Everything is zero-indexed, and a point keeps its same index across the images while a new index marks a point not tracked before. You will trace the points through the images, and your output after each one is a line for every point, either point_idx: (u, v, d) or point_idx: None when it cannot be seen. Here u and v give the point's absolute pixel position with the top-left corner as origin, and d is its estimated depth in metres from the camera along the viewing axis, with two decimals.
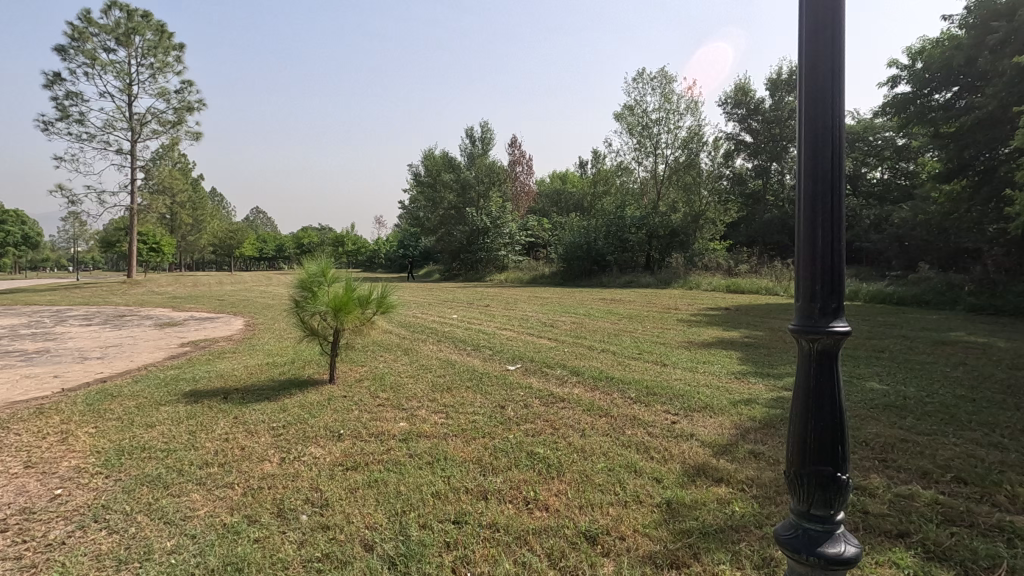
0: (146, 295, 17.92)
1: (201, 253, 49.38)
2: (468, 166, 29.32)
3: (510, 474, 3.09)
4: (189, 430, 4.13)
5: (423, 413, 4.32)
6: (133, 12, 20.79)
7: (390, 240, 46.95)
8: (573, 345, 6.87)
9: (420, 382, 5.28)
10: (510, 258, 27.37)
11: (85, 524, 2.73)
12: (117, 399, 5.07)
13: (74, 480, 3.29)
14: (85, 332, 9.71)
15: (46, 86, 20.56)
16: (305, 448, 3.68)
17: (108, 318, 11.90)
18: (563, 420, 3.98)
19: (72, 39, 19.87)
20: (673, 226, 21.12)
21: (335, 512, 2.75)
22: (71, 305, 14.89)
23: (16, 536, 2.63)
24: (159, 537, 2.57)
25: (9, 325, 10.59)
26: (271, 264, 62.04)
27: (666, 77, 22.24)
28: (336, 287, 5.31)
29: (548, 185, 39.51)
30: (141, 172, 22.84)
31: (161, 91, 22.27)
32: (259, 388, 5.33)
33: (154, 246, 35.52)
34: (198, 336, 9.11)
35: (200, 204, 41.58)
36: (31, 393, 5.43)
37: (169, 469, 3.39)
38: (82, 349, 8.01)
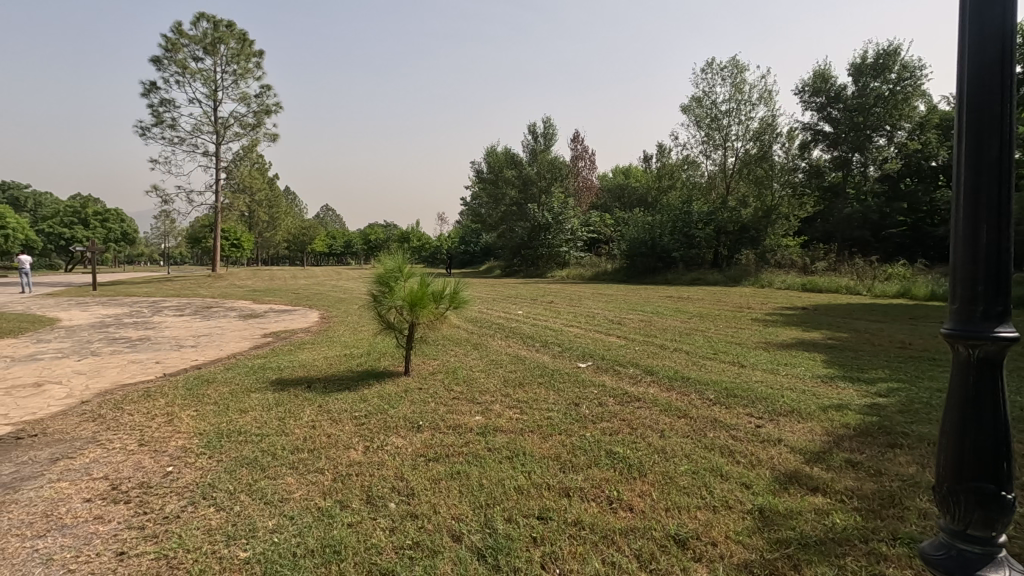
0: (230, 288, 19.13)
1: (276, 248, 52.25)
2: (530, 162, 29.29)
3: (591, 472, 3.07)
4: (279, 417, 4.36)
5: (497, 407, 4.38)
6: (219, 23, 22.16)
7: (452, 236, 47.70)
8: (644, 344, 6.72)
9: (491, 376, 5.33)
10: (573, 255, 27.08)
11: (196, 500, 2.95)
12: (213, 385, 5.44)
13: (182, 458, 3.57)
14: (179, 322, 10.47)
15: (144, 94, 22.28)
16: (388, 437, 3.81)
17: (197, 309, 12.81)
18: (640, 419, 3.91)
19: (166, 50, 21.40)
20: (743, 222, 20.27)
21: (421, 501, 2.83)
22: (167, 296, 16.20)
23: (139, 507, 2.88)
24: (262, 516, 2.74)
25: (115, 315, 11.58)
26: (338, 259, 64.65)
27: (738, 66, 21.36)
28: (411, 283, 5.44)
29: (610, 179, 38.77)
30: (225, 172, 24.36)
31: (243, 96, 23.63)
32: (339, 378, 5.57)
33: (235, 242, 37.94)
34: (278, 327, 9.61)
35: (275, 202, 43.89)
36: (138, 377, 5.93)
37: (264, 453, 3.60)
38: (177, 337, 8.66)
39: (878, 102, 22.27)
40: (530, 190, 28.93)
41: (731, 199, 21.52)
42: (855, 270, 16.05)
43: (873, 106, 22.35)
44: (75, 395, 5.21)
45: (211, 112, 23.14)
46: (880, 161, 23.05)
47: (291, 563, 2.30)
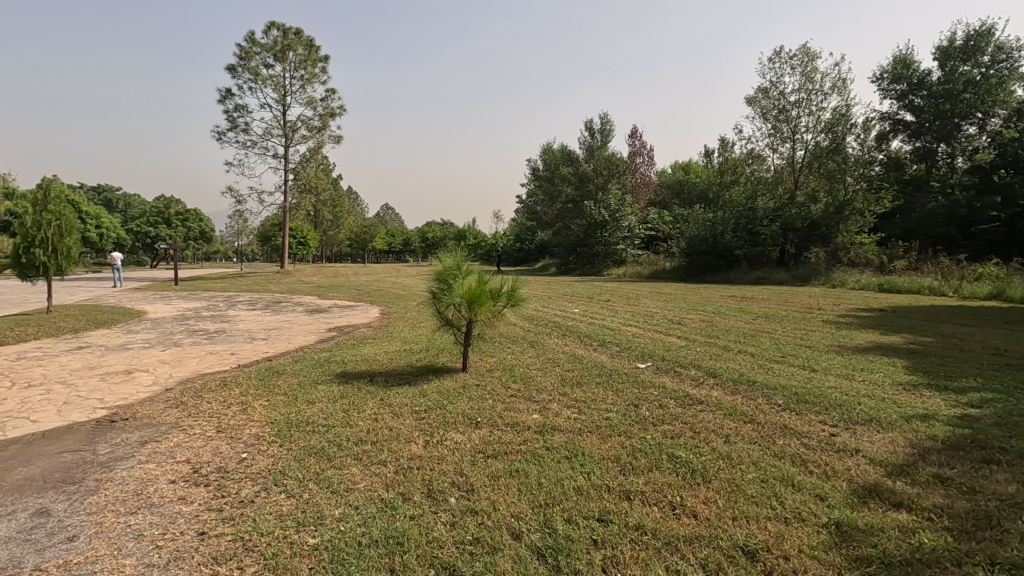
0: (296, 284, 20.06)
1: (339, 245, 54.20)
2: (586, 159, 29.00)
3: (653, 476, 2.99)
4: (344, 409, 4.52)
5: (555, 406, 4.36)
6: (288, 30, 23.22)
7: (507, 234, 47.93)
8: (706, 345, 6.50)
9: (549, 375, 5.32)
10: (630, 253, 26.53)
11: (268, 486, 3.10)
12: (282, 376, 5.71)
13: (256, 446, 3.76)
14: (252, 316, 11.06)
15: (221, 101, 23.68)
16: (447, 433, 3.87)
17: (267, 304, 13.52)
18: (703, 424, 3.78)
19: (240, 59, 22.66)
20: (812, 218, 19.22)
21: (481, 497, 2.85)
22: (240, 291, 17.18)
23: (217, 490, 3.06)
24: (329, 505, 2.84)
25: (195, 309, 12.38)
26: (397, 257, 66.57)
27: (809, 53, 20.29)
28: (469, 280, 5.48)
29: (669, 176, 37.79)
30: (292, 173, 25.52)
31: (309, 100, 24.69)
32: (400, 373, 5.71)
33: (301, 240, 39.75)
34: (341, 322, 9.98)
35: (338, 202, 45.59)
36: (216, 368, 6.31)
37: (330, 443, 3.75)
38: (249, 330, 9.16)
39: (968, 86, 20.64)
40: (587, 187, 28.66)
41: (800, 194, 20.50)
42: (939, 270, 14.87)
43: (961, 92, 20.67)
44: (160, 382, 5.61)
45: (280, 116, 24.32)
46: (969, 152, 21.29)
47: (356, 552, 2.37)
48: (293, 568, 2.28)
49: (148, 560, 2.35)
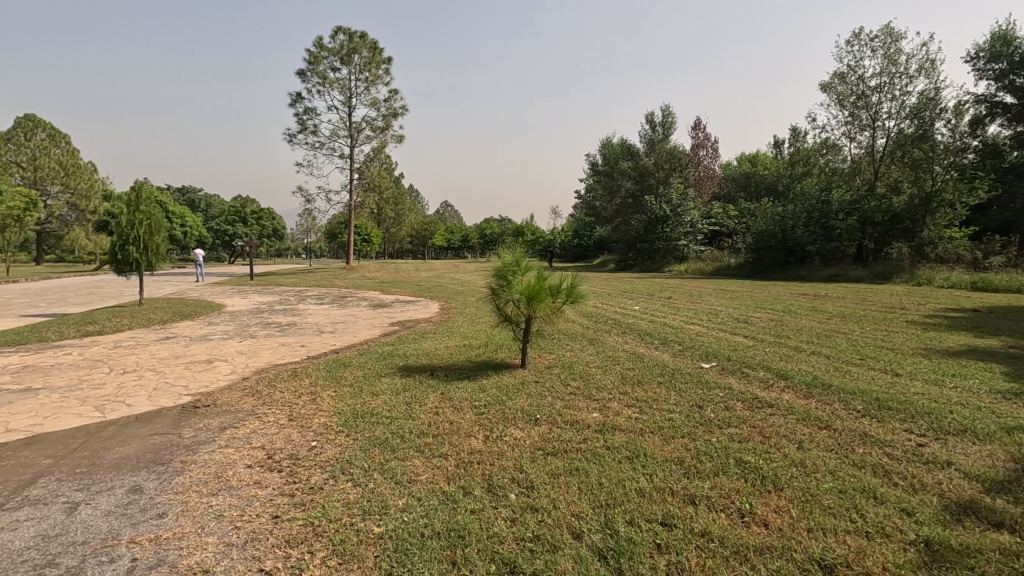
0: (361, 279, 20.82)
1: (401, 242, 55.69)
2: (647, 152, 28.36)
3: (719, 481, 2.88)
4: (406, 402, 4.64)
5: (615, 405, 4.28)
6: (354, 34, 24.00)
7: (565, 230, 47.60)
8: (775, 345, 6.19)
9: (608, 373, 5.23)
10: (692, 249, 25.55)
11: (336, 474, 3.23)
12: (349, 368, 5.93)
13: (324, 435, 3.92)
14: (320, 310, 11.55)
15: (292, 104, 24.83)
16: (507, 429, 3.88)
17: (334, 298, 14.11)
18: (774, 428, 3.59)
19: (309, 63, 23.66)
20: (894, 211, 17.76)
21: (541, 494, 2.84)
22: (310, 286, 18.05)
23: (290, 476, 3.22)
24: (392, 495, 2.91)
25: (269, 302, 13.08)
26: (456, 252, 67.78)
27: (892, 34, 18.90)
28: (528, 276, 5.47)
29: (735, 168, 36.28)
30: (357, 173, 26.41)
31: (373, 101, 25.44)
32: (460, 367, 5.79)
33: (365, 237, 41.21)
34: (403, 317, 10.26)
35: (400, 199, 46.91)
36: (288, 359, 6.64)
37: (394, 435, 3.84)
38: (318, 323, 9.58)
39: None
40: (647, 181, 28.08)
41: (881, 185, 19.15)
42: None
43: None
44: (238, 372, 5.96)
45: (346, 118, 25.22)
46: None
47: (419, 542, 2.42)
48: (359, 554, 2.35)
49: (227, 540, 2.50)
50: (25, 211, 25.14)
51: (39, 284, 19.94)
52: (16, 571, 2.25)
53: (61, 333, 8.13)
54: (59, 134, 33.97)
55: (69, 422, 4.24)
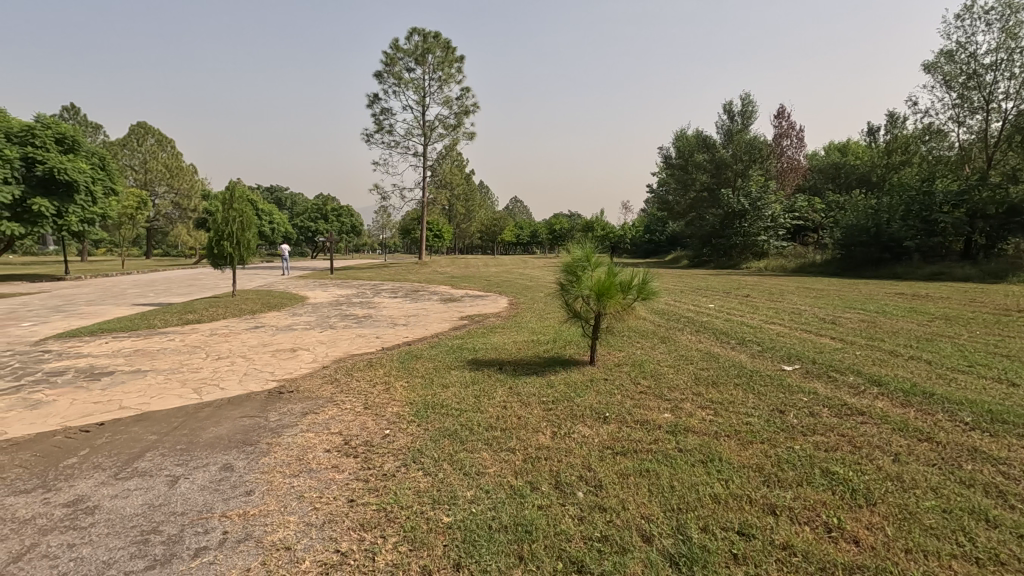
0: (433, 274, 21.35)
1: (471, 237, 56.61)
2: (725, 144, 27.19)
3: (803, 492, 2.70)
4: (475, 394, 4.70)
5: (688, 406, 4.12)
6: (428, 35, 24.57)
7: (637, 225, 46.51)
8: (866, 348, 5.74)
9: (680, 373, 5.05)
10: (772, 245, 24.21)
11: (408, 462, 3.32)
12: (420, 360, 6.09)
13: (396, 424, 4.05)
14: (395, 303, 11.96)
15: (370, 105, 25.82)
16: (574, 426, 3.84)
17: (407, 292, 14.57)
18: (866, 439, 3.32)
19: (386, 65, 24.49)
20: (1010, 200, 15.60)
21: (610, 494, 2.79)
22: (385, 280, 18.75)
23: (364, 462, 3.35)
24: (461, 486, 2.96)
25: (347, 295, 13.71)
26: (525, 248, 68.09)
27: (1012, 4, 16.95)
28: (599, 272, 5.38)
29: (823, 158, 33.92)
30: (430, 170, 27.10)
31: (446, 99, 25.95)
32: (528, 363, 5.79)
33: (437, 233, 42.25)
34: (472, 311, 10.42)
35: (471, 195, 47.69)
36: (364, 349, 6.93)
37: (463, 427, 3.91)
38: (392, 317, 9.92)
39: None
40: (724, 174, 26.96)
41: (994, 174, 17.21)
42: None
43: None
44: (318, 361, 6.29)
45: (420, 117, 25.91)
46: None
47: (487, 535, 2.44)
48: (428, 543, 2.40)
49: (307, 520, 2.63)
50: (138, 210, 27.85)
51: (149, 276, 22.01)
52: (126, 535, 2.48)
53: (166, 320, 8.92)
54: (166, 139, 37.31)
55: (172, 402, 4.64)
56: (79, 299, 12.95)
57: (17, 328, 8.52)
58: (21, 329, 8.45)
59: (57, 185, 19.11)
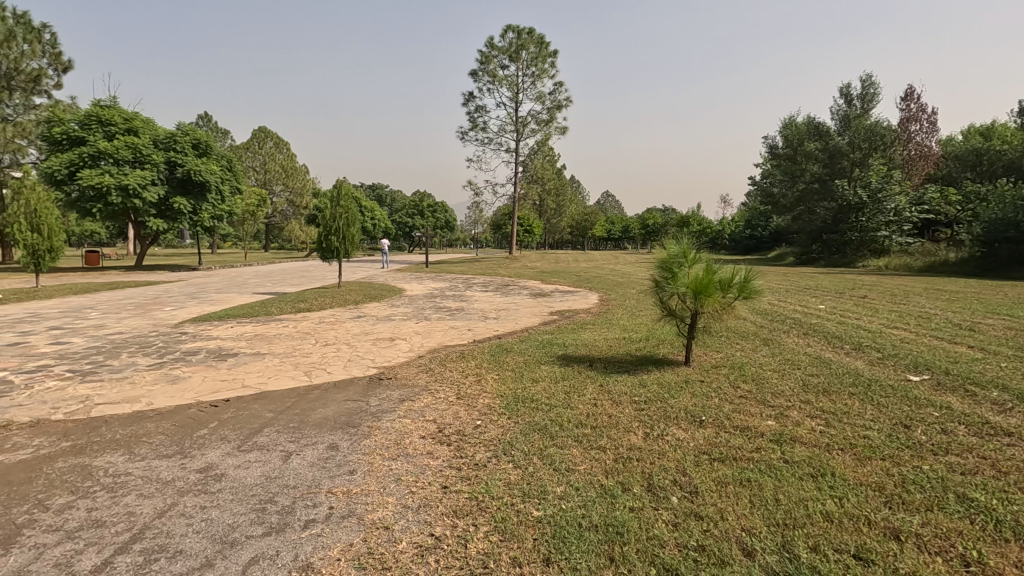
0: (523, 269, 21.54)
1: (562, 232, 56.45)
2: (840, 132, 25.09)
3: (933, 518, 2.40)
4: (565, 390, 4.69)
5: (795, 414, 3.83)
6: (522, 31, 24.75)
7: (737, 220, 44.00)
8: (1013, 360, 5.04)
9: (786, 378, 4.70)
10: (894, 242, 21.63)
11: (499, 453, 3.38)
12: (511, 353, 6.17)
13: (487, 415, 4.13)
14: (486, 297, 12.22)
15: (465, 103, 26.51)
16: (668, 428, 3.70)
17: (498, 286, 14.82)
18: (1014, 463, 2.90)
19: (481, 63, 25.01)
20: None
21: (706, 502, 2.65)
22: (477, 274, 19.23)
23: (457, 451, 3.44)
24: (551, 482, 2.95)
25: (441, 289, 14.20)
26: (616, 243, 66.76)
27: None
28: (696, 269, 5.13)
29: (960, 142, 30.10)
30: (522, 166, 27.36)
31: (539, 95, 26.03)
32: (619, 360, 5.69)
33: (528, 228, 42.57)
34: (562, 306, 10.41)
35: (562, 189, 47.58)
36: (457, 341, 7.15)
37: (553, 422, 3.90)
38: (483, 310, 10.15)
39: None
40: (838, 164, 24.76)
41: None
42: None
43: None
44: (414, 350, 6.57)
45: (513, 113, 26.27)
46: None
47: (577, 533, 2.41)
48: (518, 535, 2.42)
49: (404, 502, 2.75)
50: (259, 207, 30.66)
51: (268, 268, 24.19)
52: (247, 502, 2.73)
53: (282, 309, 9.76)
54: (283, 142, 40.69)
55: (286, 383, 5.07)
56: (210, 288, 14.50)
57: (162, 312, 9.70)
58: (165, 313, 9.62)
59: (194, 184, 21.47)
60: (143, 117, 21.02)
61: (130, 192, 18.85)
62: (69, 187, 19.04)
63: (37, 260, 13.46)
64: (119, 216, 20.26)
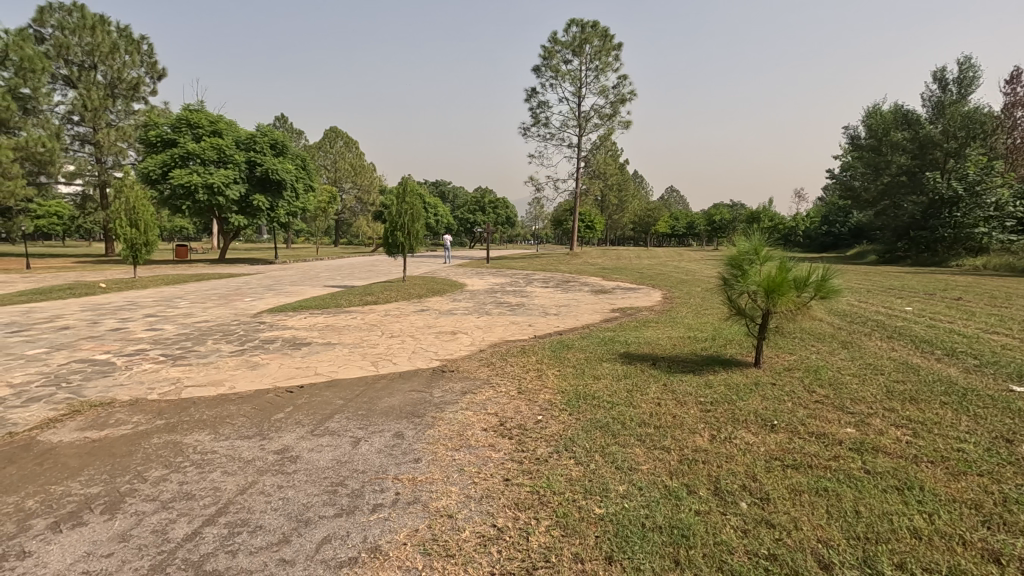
0: (584, 265, 21.33)
1: (623, 227, 55.44)
2: (933, 120, 23.31)
3: None
4: (627, 388, 4.61)
5: (878, 422, 3.58)
6: (586, 25, 24.43)
7: (813, 215, 41.62)
8: None
9: (867, 384, 4.40)
10: (994, 239, 19.28)
11: (561, 449, 3.37)
12: (572, 350, 6.14)
13: (548, 411, 4.13)
14: (547, 293, 12.20)
15: (528, 99, 26.49)
16: (736, 430, 3.56)
17: (558, 282, 14.76)
18: None
19: (545, 59, 24.92)
20: None
21: (778, 510, 2.53)
22: (537, 270, 19.22)
23: (518, 445, 3.46)
24: (614, 480, 2.92)
25: (502, 284, 14.32)
26: (681, 240, 64.85)
27: None
28: (768, 267, 4.89)
29: None
30: (584, 161, 27.08)
31: (603, 89, 25.61)
32: (684, 360, 5.53)
33: (589, 224, 42.09)
34: (624, 303, 10.23)
35: (624, 184, 46.79)
36: (518, 336, 7.19)
37: (615, 420, 3.84)
38: (544, 306, 10.15)
39: None
40: (929, 154, 22.92)
41: None
42: None
43: None
44: (475, 344, 6.66)
45: (576, 108, 26.00)
46: None
47: (640, 533, 2.37)
48: (580, 531, 2.42)
49: (467, 492, 2.80)
50: (329, 204, 32.02)
51: (338, 261, 25.26)
52: (319, 483, 2.87)
53: (350, 301, 10.16)
54: (352, 142, 42.29)
55: (355, 372, 5.29)
56: (285, 280, 15.32)
57: (243, 303, 10.34)
58: (245, 303, 10.25)
59: (271, 183, 22.70)
60: (226, 120, 22.44)
61: (215, 190, 20.16)
62: (162, 186, 20.65)
63: (135, 252, 14.71)
64: (205, 213, 21.78)
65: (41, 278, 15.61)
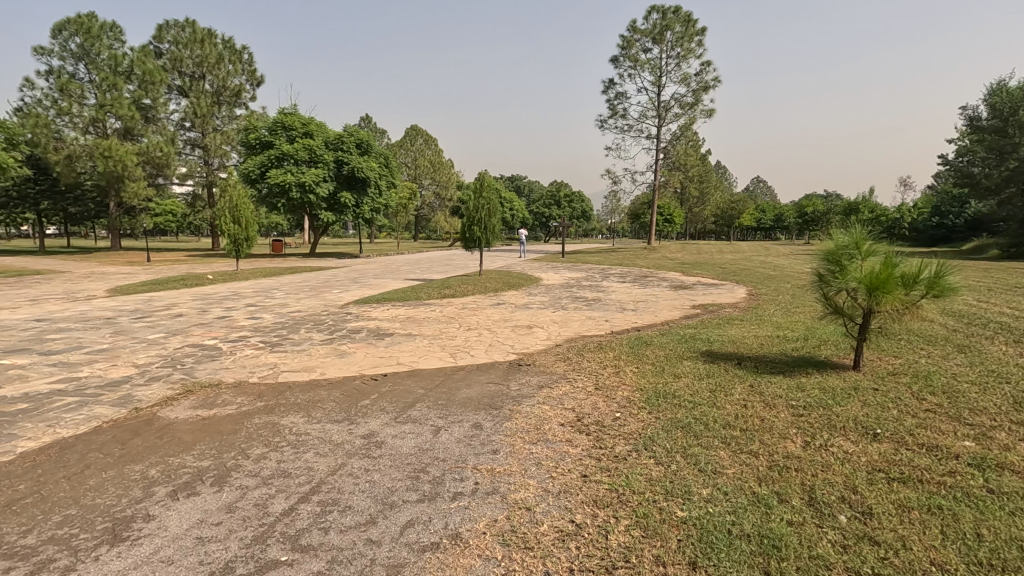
0: (663, 260, 20.71)
1: (705, 220, 53.21)
2: None
3: None
4: (709, 388, 4.42)
5: (1003, 436, 3.20)
6: (667, 10, 23.58)
7: (922, 206, 37.94)
8: None
9: (989, 393, 3.94)
10: None
11: (640, 448, 3.29)
12: (651, 347, 5.98)
13: (626, 408, 4.04)
14: (624, 288, 11.96)
15: (605, 91, 26.08)
16: (833, 438, 3.32)
17: (636, 277, 14.41)
18: None
19: (623, 49, 24.38)
20: None
21: (883, 526, 2.33)
22: (613, 265, 18.86)
23: (595, 442, 3.41)
24: (697, 482, 2.80)
25: (578, 279, 14.21)
26: (768, 232, 61.31)
27: None
28: (871, 262, 4.50)
29: None
30: (663, 152, 26.25)
31: (684, 76, 24.67)
32: (773, 360, 5.22)
33: (668, 217, 40.78)
34: (706, 300, 9.85)
35: (706, 176, 44.87)
36: (594, 331, 7.10)
37: (697, 421, 3.70)
38: (621, 301, 9.95)
39: None
40: None
41: None
42: None
43: None
44: (552, 338, 6.65)
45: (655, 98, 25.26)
46: None
47: (726, 540, 2.26)
48: (661, 533, 2.35)
49: (545, 486, 2.80)
50: (410, 200, 33.18)
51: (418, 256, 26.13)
52: (403, 469, 2.99)
53: (430, 294, 10.47)
54: (432, 140, 43.48)
55: (435, 363, 5.44)
56: (369, 273, 16.00)
57: (331, 294, 10.93)
58: (334, 295, 10.86)
59: (358, 180, 23.85)
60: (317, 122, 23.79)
61: (306, 188, 21.47)
62: (260, 185, 22.27)
63: (237, 247, 15.94)
64: (298, 210, 23.23)
65: (159, 270, 17.26)
